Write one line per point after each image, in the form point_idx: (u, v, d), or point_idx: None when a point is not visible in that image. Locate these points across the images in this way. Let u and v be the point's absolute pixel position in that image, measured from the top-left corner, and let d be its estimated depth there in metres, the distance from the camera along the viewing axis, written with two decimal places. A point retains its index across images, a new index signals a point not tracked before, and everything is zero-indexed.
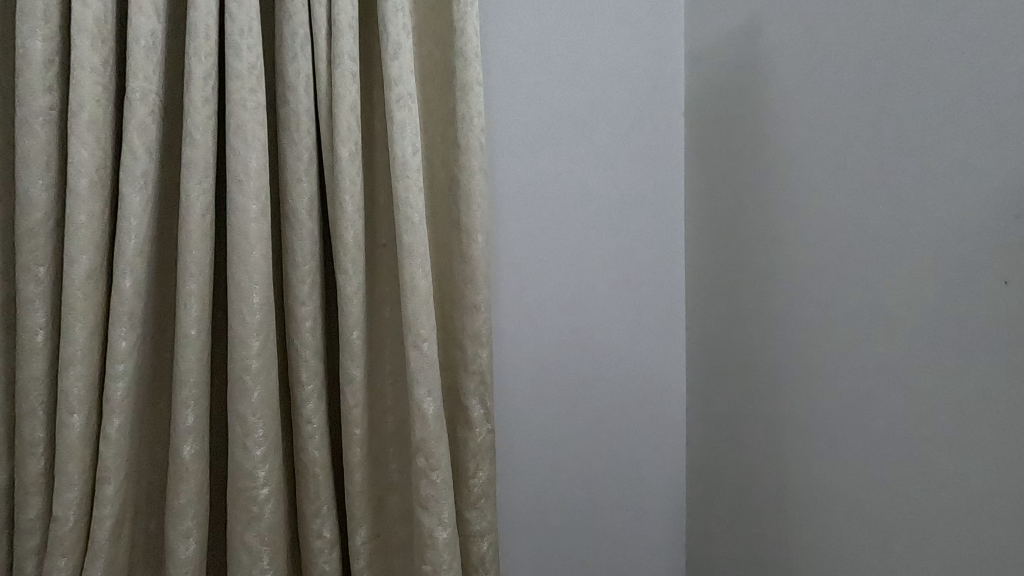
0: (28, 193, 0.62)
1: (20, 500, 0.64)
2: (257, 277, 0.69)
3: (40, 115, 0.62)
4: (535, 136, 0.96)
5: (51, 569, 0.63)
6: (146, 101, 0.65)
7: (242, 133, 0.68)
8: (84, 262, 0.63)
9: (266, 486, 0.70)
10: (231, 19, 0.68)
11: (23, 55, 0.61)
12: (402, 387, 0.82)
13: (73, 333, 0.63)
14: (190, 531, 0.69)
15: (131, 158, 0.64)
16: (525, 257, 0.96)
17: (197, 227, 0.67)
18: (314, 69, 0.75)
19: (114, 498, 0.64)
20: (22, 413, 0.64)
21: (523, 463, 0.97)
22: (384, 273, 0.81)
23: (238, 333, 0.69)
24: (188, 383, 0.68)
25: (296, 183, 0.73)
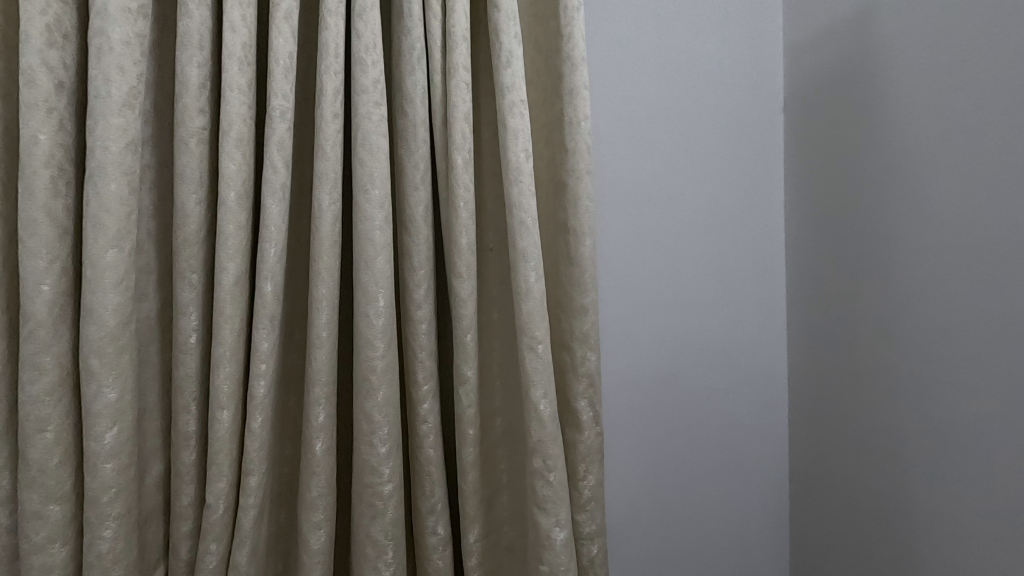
0: (184, 206, 0.68)
1: (176, 488, 0.70)
2: (383, 281, 0.72)
3: (194, 135, 0.68)
4: (639, 135, 0.93)
5: (204, 552, 0.68)
6: (284, 118, 0.69)
7: (368, 145, 0.72)
8: (232, 269, 0.68)
9: (390, 483, 0.73)
10: (358, 37, 0.72)
11: (181, 80, 0.67)
12: (510, 389, 0.83)
13: (223, 335, 0.68)
14: (321, 523, 0.72)
15: (271, 171, 0.69)
16: (627, 259, 0.94)
17: (328, 235, 0.71)
18: (428, 80, 0.77)
19: (257, 488, 0.69)
20: (177, 409, 0.70)
21: (624, 468, 0.94)
22: (491, 277, 0.83)
23: (364, 334, 0.72)
24: (319, 382, 0.72)
25: (414, 191, 0.76)
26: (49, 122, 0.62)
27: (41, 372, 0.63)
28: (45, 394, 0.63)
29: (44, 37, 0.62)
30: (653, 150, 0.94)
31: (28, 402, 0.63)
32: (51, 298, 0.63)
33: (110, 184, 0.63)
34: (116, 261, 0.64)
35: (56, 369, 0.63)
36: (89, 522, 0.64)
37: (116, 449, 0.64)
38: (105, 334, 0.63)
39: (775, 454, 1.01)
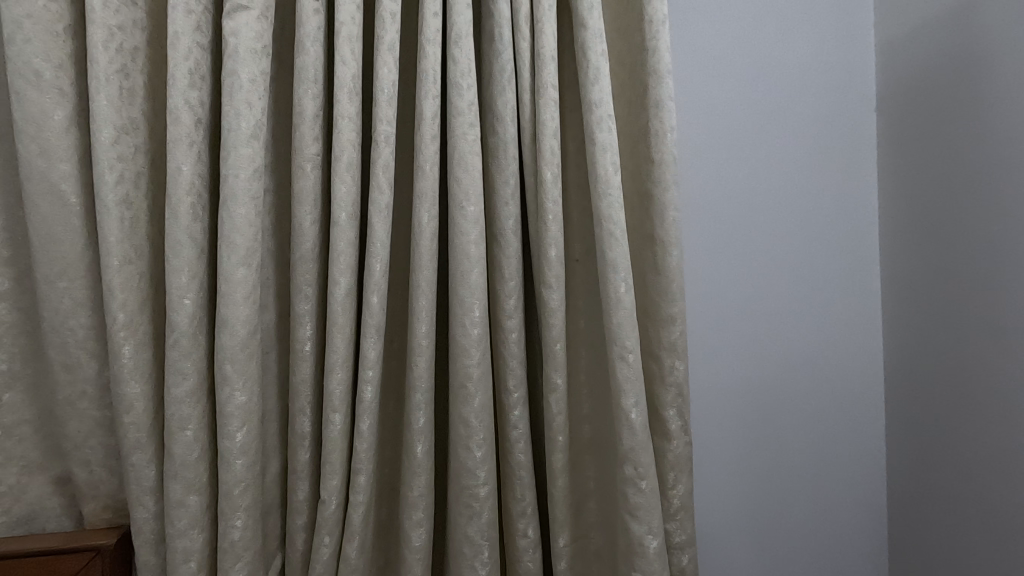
0: (300, 226, 0.74)
1: (292, 483, 0.76)
2: (478, 293, 0.76)
3: (309, 160, 0.74)
4: (724, 142, 0.93)
5: (319, 543, 0.74)
6: (388, 142, 0.75)
7: (463, 163, 0.76)
8: (343, 283, 0.74)
9: (486, 485, 0.77)
10: (454, 63, 0.76)
11: (299, 111, 0.74)
12: (597, 396, 0.84)
13: (336, 344, 0.74)
14: (421, 522, 0.76)
15: (377, 191, 0.74)
16: (713, 268, 0.93)
17: (427, 250, 0.76)
18: (518, 99, 0.81)
19: (365, 486, 0.74)
20: (295, 412, 0.76)
21: (712, 479, 0.93)
22: (578, 287, 0.85)
23: (460, 343, 0.76)
24: (419, 388, 0.76)
25: (504, 206, 0.80)
26: (191, 154, 0.70)
27: (183, 376, 0.70)
28: (186, 395, 0.71)
29: (187, 80, 0.70)
30: (739, 158, 0.93)
31: (173, 403, 0.70)
32: (192, 311, 0.71)
33: (240, 208, 0.70)
34: (245, 278, 0.71)
35: (195, 374, 0.71)
36: (223, 512, 0.71)
37: (246, 447, 0.71)
38: (237, 343, 0.70)
39: (872, 468, 0.97)
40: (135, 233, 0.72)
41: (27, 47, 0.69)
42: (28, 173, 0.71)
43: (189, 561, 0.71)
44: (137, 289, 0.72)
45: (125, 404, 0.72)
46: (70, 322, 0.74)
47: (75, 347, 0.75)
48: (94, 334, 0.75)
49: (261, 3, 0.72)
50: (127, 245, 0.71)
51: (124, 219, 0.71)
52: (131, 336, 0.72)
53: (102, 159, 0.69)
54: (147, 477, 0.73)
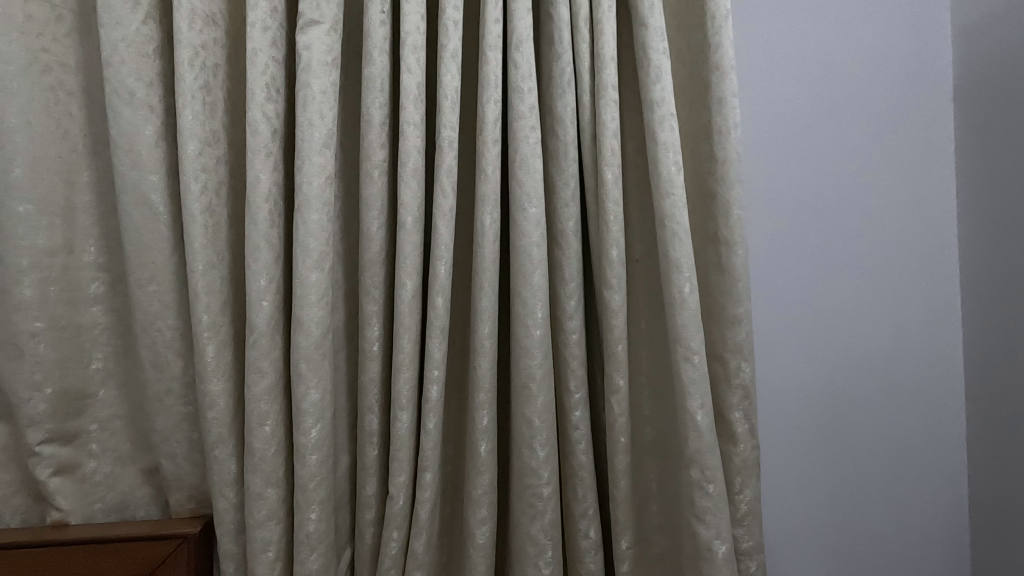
0: (368, 231, 0.77)
1: (362, 479, 0.79)
2: (540, 294, 0.77)
3: (376, 167, 0.77)
4: (788, 139, 0.90)
5: (387, 538, 0.76)
6: (452, 147, 0.76)
7: (525, 165, 0.77)
8: (409, 285, 0.76)
9: (549, 485, 0.77)
10: (515, 67, 0.77)
11: (367, 120, 0.76)
12: (659, 398, 0.83)
13: (402, 344, 0.76)
14: (484, 520, 0.78)
15: (442, 195, 0.76)
16: (778, 267, 0.90)
17: (490, 253, 0.77)
18: (577, 101, 0.81)
19: (431, 483, 0.76)
20: (364, 410, 0.79)
21: (779, 484, 0.91)
22: (639, 287, 0.84)
23: (523, 344, 0.77)
24: (482, 387, 0.77)
25: (565, 207, 0.80)
26: (268, 164, 0.74)
27: (262, 374, 0.74)
28: (265, 393, 0.74)
29: (264, 93, 0.74)
30: (805, 153, 0.90)
31: (253, 400, 0.74)
32: (270, 312, 0.74)
33: (313, 215, 0.73)
34: (317, 281, 0.74)
35: (272, 373, 0.75)
36: (299, 505, 0.74)
37: (319, 444, 0.74)
38: (311, 343, 0.73)
39: (954, 478, 0.92)
40: (217, 239, 0.76)
41: (122, 68, 0.75)
42: (122, 185, 0.76)
43: (268, 551, 0.75)
44: (220, 291, 0.77)
45: (209, 401, 0.76)
46: (160, 323, 0.79)
47: (163, 347, 0.80)
48: (181, 334, 0.80)
49: (332, 17, 0.75)
50: (210, 251, 0.76)
51: (207, 226, 0.75)
52: (214, 336, 0.76)
53: (188, 170, 0.74)
54: (228, 471, 0.77)
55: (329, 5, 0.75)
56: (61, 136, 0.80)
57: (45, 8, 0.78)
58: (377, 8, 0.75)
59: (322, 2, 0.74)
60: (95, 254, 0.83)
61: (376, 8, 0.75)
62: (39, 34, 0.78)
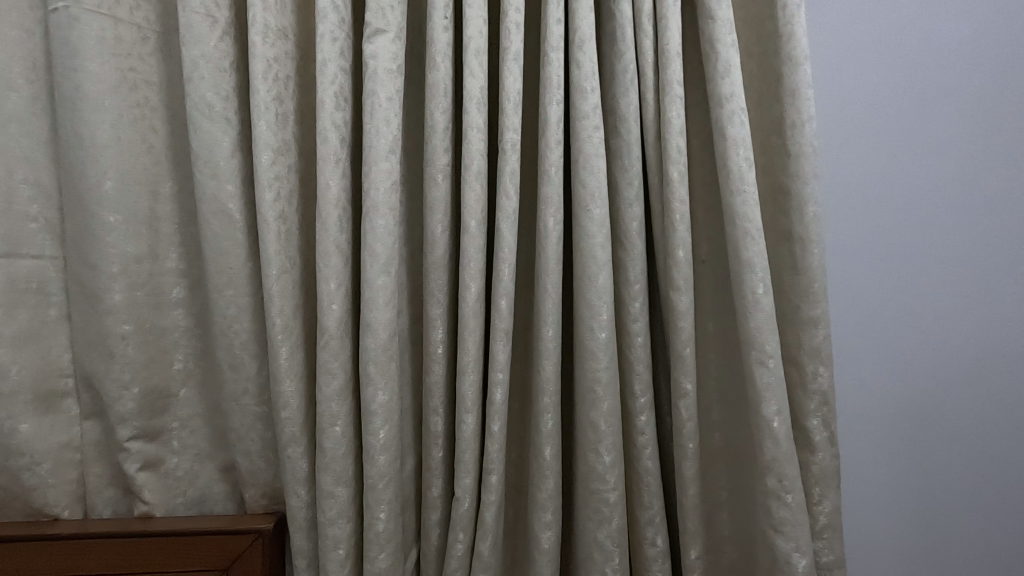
0: (433, 235, 0.78)
1: (427, 480, 0.80)
2: (605, 296, 0.76)
3: (440, 171, 0.77)
4: (866, 132, 0.86)
5: (453, 539, 0.77)
6: (514, 149, 0.76)
7: (588, 166, 0.76)
8: (473, 288, 0.76)
9: (615, 490, 0.76)
10: (577, 67, 0.76)
11: (431, 125, 0.77)
12: (729, 403, 0.80)
13: (467, 347, 0.76)
14: (549, 524, 0.77)
15: (505, 197, 0.76)
16: (857, 267, 0.86)
17: (553, 255, 0.77)
18: (640, 99, 0.79)
19: (497, 486, 0.76)
20: (429, 413, 0.79)
21: (861, 492, 0.87)
22: (706, 289, 0.81)
23: (587, 347, 0.76)
24: (547, 391, 0.77)
25: (628, 208, 0.78)
26: (337, 171, 0.76)
27: (333, 376, 0.76)
28: (335, 394, 0.76)
29: (333, 102, 0.76)
30: (885, 147, 0.85)
31: (324, 401, 0.76)
32: (339, 316, 0.76)
33: (380, 220, 0.75)
34: (384, 285, 0.75)
35: (342, 374, 0.77)
36: (369, 504, 0.75)
37: (387, 444, 0.75)
38: (378, 346, 0.75)
39: None
40: (289, 245, 0.79)
41: (201, 83, 0.78)
42: (201, 194, 0.80)
43: (338, 548, 0.76)
44: (292, 296, 0.79)
45: (282, 401, 0.79)
46: (236, 326, 0.83)
47: (239, 349, 0.83)
48: (255, 337, 0.84)
49: (396, 26, 0.76)
50: (283, 256, 0.78)
51: (280, 233, 0.78)
52: (287, 338, 0.79)
53: (263, 179, 0.77)
54: (301, 469, 0.80)
55: (394, 14, 0.76)
56: (145, 149, 0.84)
57: (132, 29, 0.83)
58: (440, 14, 0.76)
59: (387, 11, 0.76)
60: (176, 260, 0.87)
61: (439, 14, 0.76)
62: (126, 53, 0.82)
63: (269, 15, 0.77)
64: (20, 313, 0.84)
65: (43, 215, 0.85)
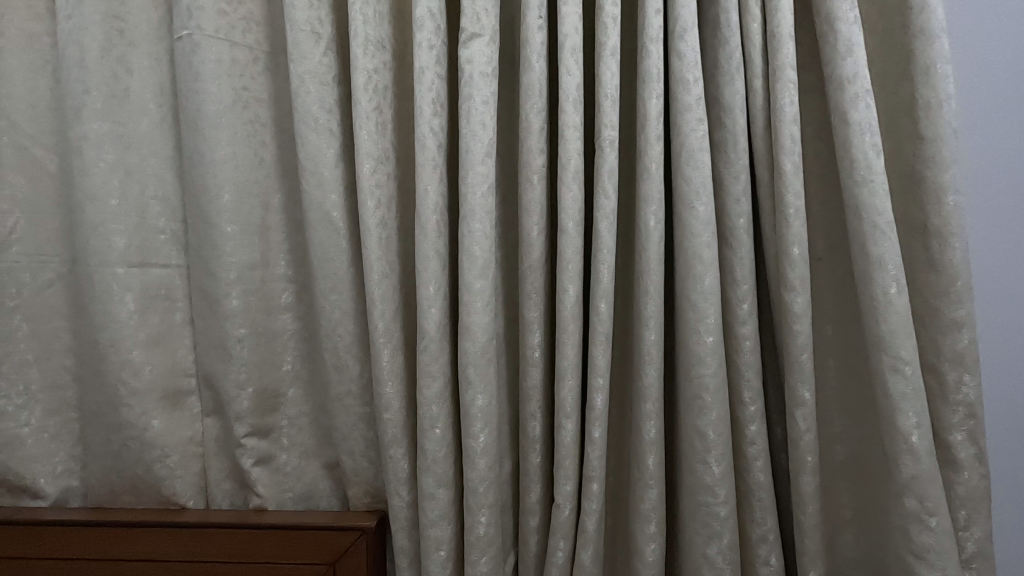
0: (529, 237, 0.77)
1: (525, 486, 0.79)
2: (712, 297, 0.71)
3: (536, 172, 0.76)
4: (1018, 107, 0.76)
5: (554, 547, 0.75)
6: (613, 146, 0.74)
7: (692, 160, 0.72)
8: (571, 290, 0.75)
9: (726, 504, 0.71)
10: (678, 57, 0.73)
11: (526, 126, 0.76)
12: (852, 413, 0.74)
13: (566, 351, 0.75)
14: (654, 536, 0.74)
15: (603, 197, 0.74)
16: (1009, 264, 0.76)
17: (654, 254, 0.73)
18: (747, 87, 0.74)
19: (598, 494, 0.74)
20: (526, 417, 0.78)
21: (1014, 517, 0.77)
22: (823, 288, 0.74)
23: (693, 351, 0.72)
24: (649, 397, 0.74)
25: (735, 203, 0.74)
26: (435, 176, 0.77)
27: (433, 379, 0.77)
28: (435, 397, 0.77)
29: (431, 109, 0.77)
30: None
31: (425, 403, 0.77)
32: (439, 320, 0.77)
33: (477, 224, 0.75)
34: (482, 288, 0.75)
35: (441, 378, 0.77)
36: (470, 508, 0.75)
37: (487, 448, 0.75)
38: (477, 349, 0.75)
39: None
40: (390, 250, 0.81)
41: (308, 98, 0.82)
42: (308, 203, 0.83)
43: (440, 550, 0.77)
44: (391, 300, 0.81)
45: (385, 403, 0.81)
46: (340, 330, 0.86)
47: (343, 351, 0.86)
48: (358, 340, 0.87)
49: (491, 29, 0.76)
50: (384, 261, 0.80)
51: (381, 239, 0.80)
52: (388, 341, 0.81)
53: (366, 187, 0.79)
54: (402, 470, 0.81)
55: (489, 17, 0.76)
56: (257, 163, 0.90)
57: (245, 51, 0.88)
58: (535, 13, 0.75)
59: (482, 14, 0.76)
60: (285, 267, 0.92)
61: (534, 14, 0.75)
62: (240, 74, 0.88)
63: (370, 28, 0.79)
64: (152, 318, 0.92)
65: (170, 228, 0.93)
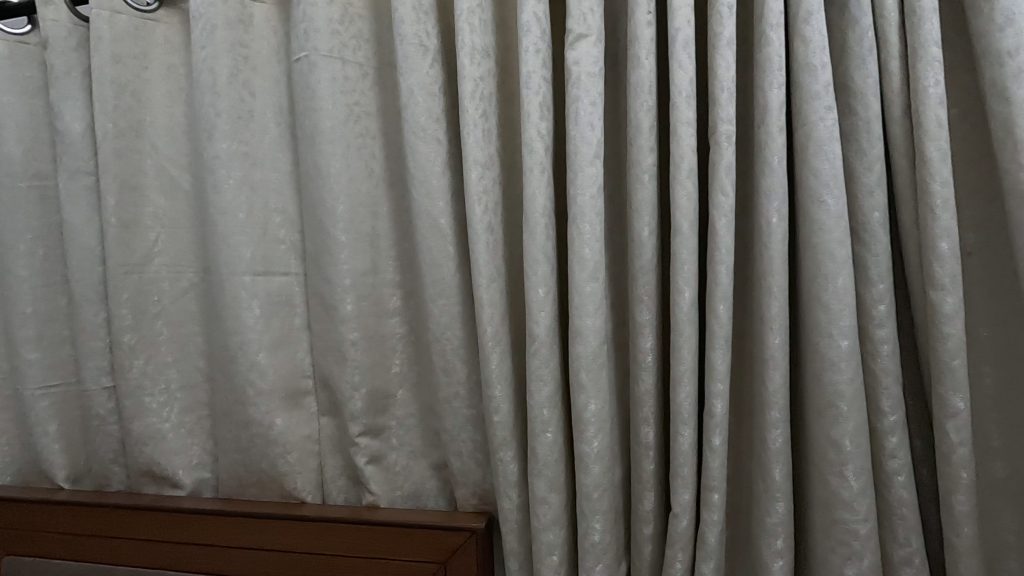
0: (639, 238, 0.75)
1: (638, 494, 0.77)
2: (847, 298, 0.66)
3: (646, 171, 0.74)
4: None
5: (671, 558, 0.73)
6: (730, 141, 0.70)
7: (820, 150, 0.67)
8: (687, 292, 0.72)
9: (865, 522, 0.66)
10: (802, 42, 0.68)
11: (635, 125, 0.74)
12: (1013, 426, 0.66)
13: (682, 355, 0.72)
14: (781, 551, 0.69)
15: (720, 194, 0.70)
16: None
17: (778, 253, 0.69)
18: (880, 69, 0.69)
19: (719, 505, 0.71)
20: (639, 423, 0.76)
21: None
22: (976, 285, 0.67)
23: (826, 356, 0.67)
24: (775, 404, 0.69)
25: (869, 196, 0.68)
26: (543, 180, 0.77)
27: (544, 383, 0.77)
28: (546, 401, 0.77)
29: (537, 113, 0.77)
30: None
31: (536, 407, 0.77)
32: (549, 324, 0.77)
33: (586, 226, 0.74)
34: (593, 291, 0.74)
35: (552, 382, 0.77)
36: (584, 514, 0.75)
37: (601, 454, 0.74)
38: (589, 353, 0.74)
39: None
40: (497, 255, 0.82)
41: (416, 108, 0.85)
42: (417, 212, 0.86)
43: (553, 555, 0.77)
44: (499, 304, 0.82)
45: (494, 406, 0.81)
46: (448, 333, 0.87)
47: (451, 355, 0.88)
48: (465, 344, 0.88)
49: (598, 29, 0.75)
50: (492, 266, 0.81)
51: (488, 243, 0.81)
52: (497, 345, 0.81)
53: (474, 193, 0.80)
54: (512, 472, 0.82)
55: (595, 16, 0.75)
56: (368, 174, 0.94)
57: (357, 68, 0.93)
58: (644, 9, 0.73)
59: (589, 15, 0.75)
60: (394, 274, 0.96)
61: (642, 10, 0.73)
62: (352, 90, 0.92)
63: (475, 38, 0.81)
64: (275, 322, 0.98)
65: (289, 238, 1.00)
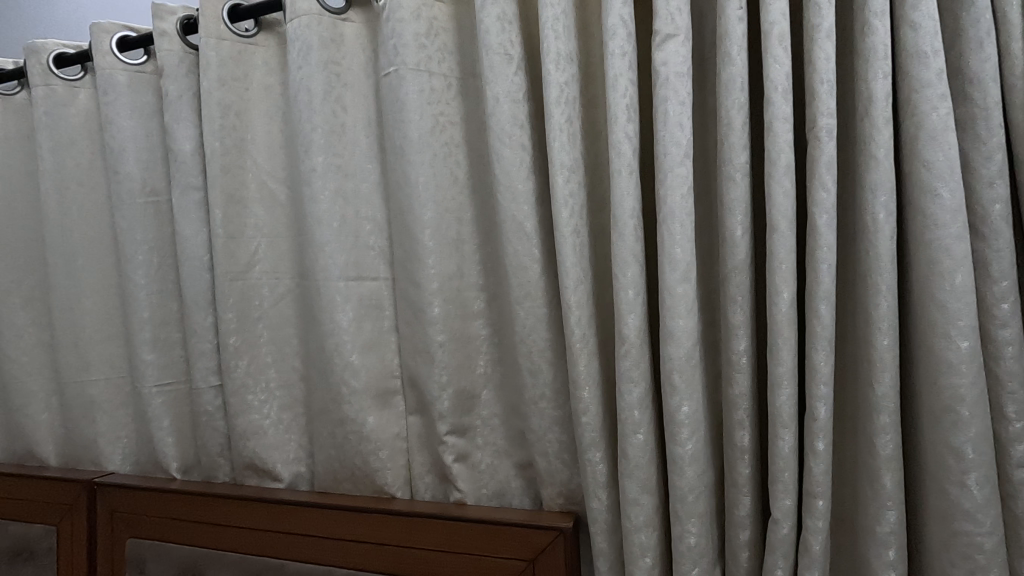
0: (732, 237, 0.73)
1: (734, 498, 0.75)
2: (965, 296, 0.63)
3: (739, 169, 0.73)
4: None
5: (772, 566, 0.71)
6: (831, 135, 0.68)
7: (932, 141, 0.64)
8: (785, 292, 0.70)
9: (992, 535, 0.62)
10: (911, 29, 0.65)
11: (726, 123, 0.73)
12: None
13: (781, 357, 0.70)
14: (894, 563, 0.66)
15: (821, 191, 0.68)
16: None
17: (886, 250, 0.66)
18: (999, 54, 0.65)
19: (824, 512, 0.69)
20: (733, 427, 0.75)
21: None
22: None
23: (942, 358, 0.63)
24: (884, 409, 0.66)
25: (988, 188, 0.64)
26: (631, 181, 0.77)
27: (634, 384, 0.77)
28: (637, 402, 0.77)
29: (625, 115, 0.77)
30: None
31: (627, 409, 0.77)
32: (639, 325, 0.77)
33: (677, 226, 0.73)
34: (685, 292, 0.73)
35: (642, 383, 0.77)
36: (679, 517, 0.74)
37: (696, 456, 0.73)
38: (682, 355, 0.73)
39: None
40: (584, 257, 0.82)
41: (502, 116, 0.87)
42: (503, 216, 0.88)
43: (646, 557, 0.77)
44: (586, 305, 0.82)
45: (582, 407, 0.82)
46: (534, 335, 0.89)
47: (537, 356, 0.89)
48: (551, 345, 0.90)
49: (685, 28, 0.74)
50: (579, 268, 0.82)
51: (574, 246, 0.82)
52: (584, 346, 0.82)
53: (560, 196, 0.82)
54: (601, 474, 0.82)
55: (683, 16, 0.74)
56: (453, 181, 0.97)
57: (441, 80, 0.96)
58: (735, 5, 0.72)
59: (676, 14, 0.74)
60: (478, 277, 0.99)
61: (734, 5, 0.72)
62: (438, 101, 0.96)
63: (560, 44, 0.82)
64: (366, 325, 1.03)
65: (379, 245, 1.05)
